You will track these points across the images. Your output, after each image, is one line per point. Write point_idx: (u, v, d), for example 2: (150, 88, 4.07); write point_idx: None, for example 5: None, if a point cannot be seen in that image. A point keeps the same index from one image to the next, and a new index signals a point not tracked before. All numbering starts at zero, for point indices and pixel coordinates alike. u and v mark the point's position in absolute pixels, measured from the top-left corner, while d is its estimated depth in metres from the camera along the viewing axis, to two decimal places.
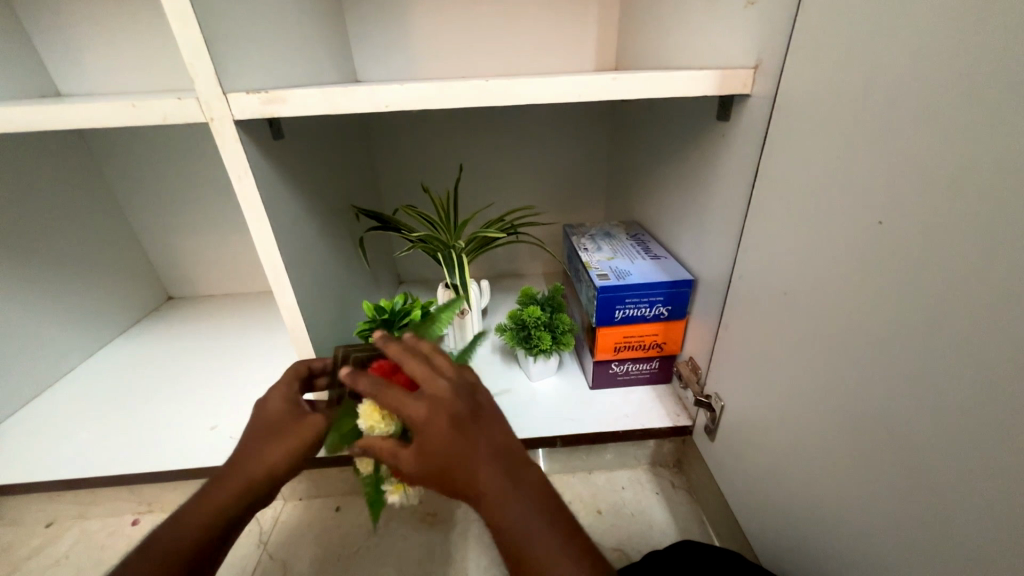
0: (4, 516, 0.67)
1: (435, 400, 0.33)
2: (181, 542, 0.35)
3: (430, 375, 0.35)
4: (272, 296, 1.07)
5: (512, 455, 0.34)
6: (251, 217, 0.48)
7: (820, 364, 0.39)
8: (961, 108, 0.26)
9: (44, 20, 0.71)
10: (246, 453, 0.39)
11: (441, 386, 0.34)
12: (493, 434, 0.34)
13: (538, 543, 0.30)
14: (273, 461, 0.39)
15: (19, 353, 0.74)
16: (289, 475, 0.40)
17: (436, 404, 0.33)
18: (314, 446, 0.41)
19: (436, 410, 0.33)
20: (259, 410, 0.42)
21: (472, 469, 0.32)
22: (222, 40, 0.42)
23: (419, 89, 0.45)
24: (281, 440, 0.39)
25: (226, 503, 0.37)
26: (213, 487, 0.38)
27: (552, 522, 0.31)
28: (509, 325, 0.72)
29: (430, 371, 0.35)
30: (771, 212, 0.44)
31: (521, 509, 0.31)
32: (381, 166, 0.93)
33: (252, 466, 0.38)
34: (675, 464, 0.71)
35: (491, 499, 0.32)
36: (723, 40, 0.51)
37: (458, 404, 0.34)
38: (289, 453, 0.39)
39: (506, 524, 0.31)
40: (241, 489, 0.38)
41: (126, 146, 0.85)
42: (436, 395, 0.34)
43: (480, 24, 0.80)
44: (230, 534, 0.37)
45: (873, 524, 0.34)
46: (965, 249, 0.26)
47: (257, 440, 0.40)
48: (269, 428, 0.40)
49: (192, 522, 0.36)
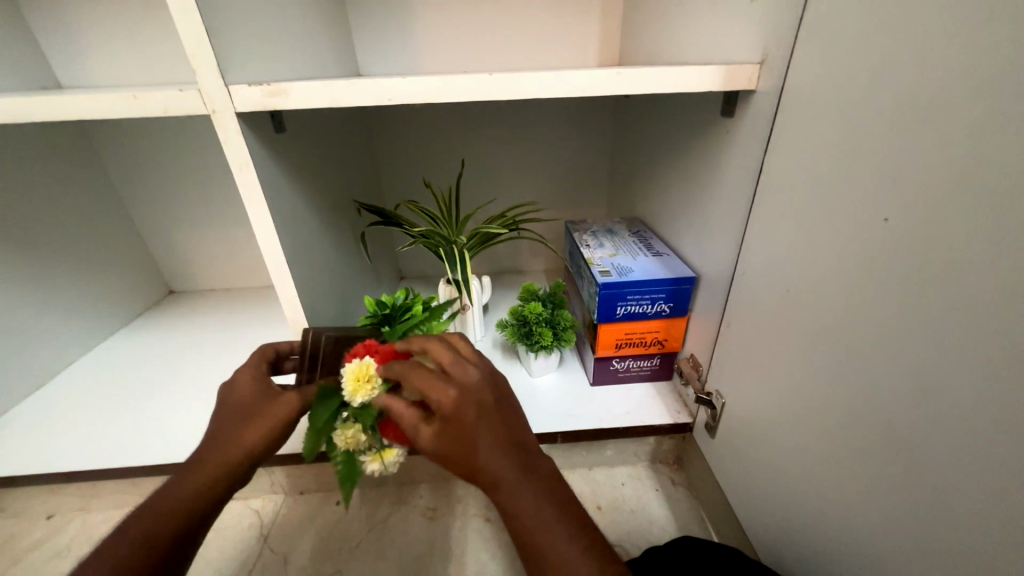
0: (6, 508, 0.67)
1: (464, 385, 0.34)
2: (159, 527, 0.35)
3: (461, 363, 0.36)
4: (273, 291, 1.07)
5: (528, 448, 0.34)
6: (253, 210, 0.47)
7: (822, 362, 0.39)
8: (967, 104, 0.26)
9: (47, 11, 0.70)
10: (221, 436, 0.39)
11: (470, 373, 0.35)
12: (514, 425, 0.35)
13: (553, 530, 0.30)
14: (250, 441, 0.39)
15: (20, 346, 0.75)
16: (266, 455, 0.40)
17: (465, 389, 0.34)
18: (287, 427, 0.40)
19: (466, 394, 0.34)
20: (228, 394, 0.42)
21: (493, 452, 0.32)
22: (225, 32, 0.41)
23: (421, 82, 0.45)
24: (255, 421, 0.39)
25: (205, 486, 0.37)
26: (190, 472, 0.38)
27: (564, 511, 0.31)
28: (510, 321, 0.72)
29: (461, 359, 0.37)
30: (775, 209, 0.44)
31: (535, 497, 0.31)
32: (383, 161, 0.93)
33: (228, 449, 0.38)
34: (675, 461, 0.71)
35: (507, 485, 0.32)
36: (729, 35, 0.50)
37: (486, 393, 0.35)
38: (264, 434, 0.39)
39: (521, 510, 0.31)
40: (219, 472, 0.38)
41: (128, 140, 0.85)
42: (466, 381, 0.35)
43: (484, 18, 0.79)
44: (209, 516, 0.37)
45: (874, 522, 0.34)
46: (970, 247, 0.26)
47: (232, 423, 0.40)
48: (242, 411, 0.40)
49: (170, 508, 0.36)
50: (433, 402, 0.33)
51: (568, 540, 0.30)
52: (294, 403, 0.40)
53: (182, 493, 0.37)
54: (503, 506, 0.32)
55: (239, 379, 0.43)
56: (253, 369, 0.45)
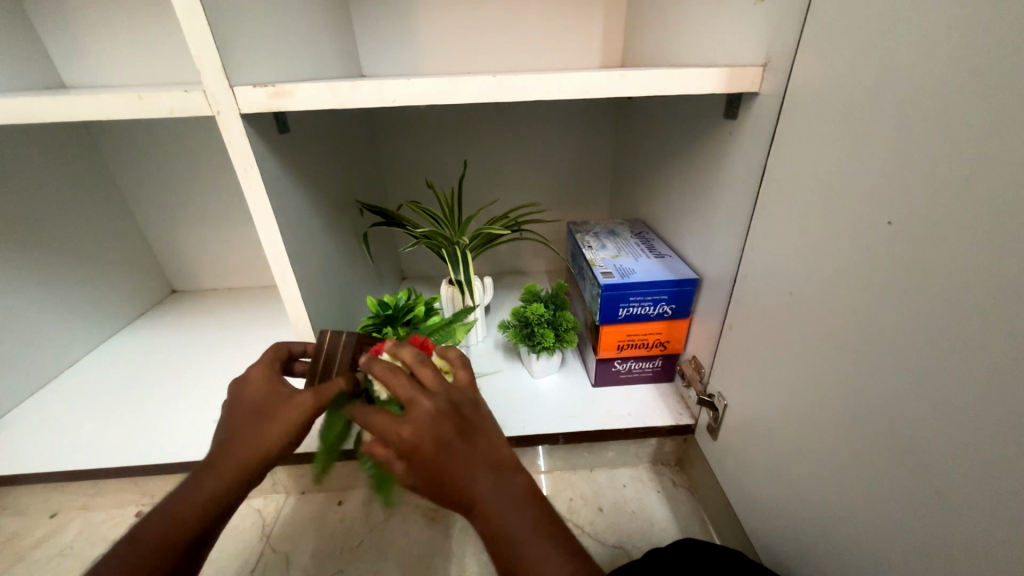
0: (10, 506, 0.67)
1: (419, 422, 0.33)
2: (176, 528, 0.35)
3: (414, 394, 0.34)
4: (275, 291, 1.08)
5: (498, 468, 0.33)
6: (256, 210, 0.48)
7: (823, 364, 0.39)
8: (969, 109, 0.26)
9: (52, 12, 0.71)
10: (237, 437, 0.39)
11: (422, 406, 0.33)
12: (483, 443, 0.34)
13: (526, 548, 0.30)
14: (265, 441, 0.38)
15: (24, 345, 0.75)
16: (280, 456, 0.40)
17: (419, 428, 0.33)
18: (303, 427, 0.40)
19: (421, 432, 0.33)
20: (240, 392, 0.42)
21: (455, 483, 0.32)
22: (229, 33, 0.41)
23: (425, 83, 0.45)
24: (272, 422, 0.39)
25: (218, 487, 0.37)
26: (205, 473, 0.38)
27: (540, 526, 0.31)
28: (512, 322, 0.72)
29: (415, 389, 0.35)
30: (778, 212, 0.44)
31: (507, 514, 0.31)
32: (385, 161, 0.93)
33: (242, 449, 0.38)
34: (676, 462, 0.71)
35: (476, 506, 0.32)
36: (732, 38, 0.50)
37: (444, 422, 0.33)
38: (281, 434, 0.39)
39: (497, 528, 0.31)
40: (233, 474, 0.38)
41: (132, 140, 0.85)
42: (419, 416, 0.33)
43: (487, 19, 0.79)
44: (225, 514, 0.38)
45: (874, 525, 0.34)
46: (973, 251, 0.26)
47: (247, 423, 0.39)
48: (259, 410, 0.40)
49: (187, 507, 0.36)
50: (395, 443, 0.33)
51: (544, 557, 0.30)
52: (312, 404, 0.40)
53: (196, 493, 0.37)
54: (480, 527, 0.32)
55: (255, 379, 0.42)
56: (267, 367, 0.44)
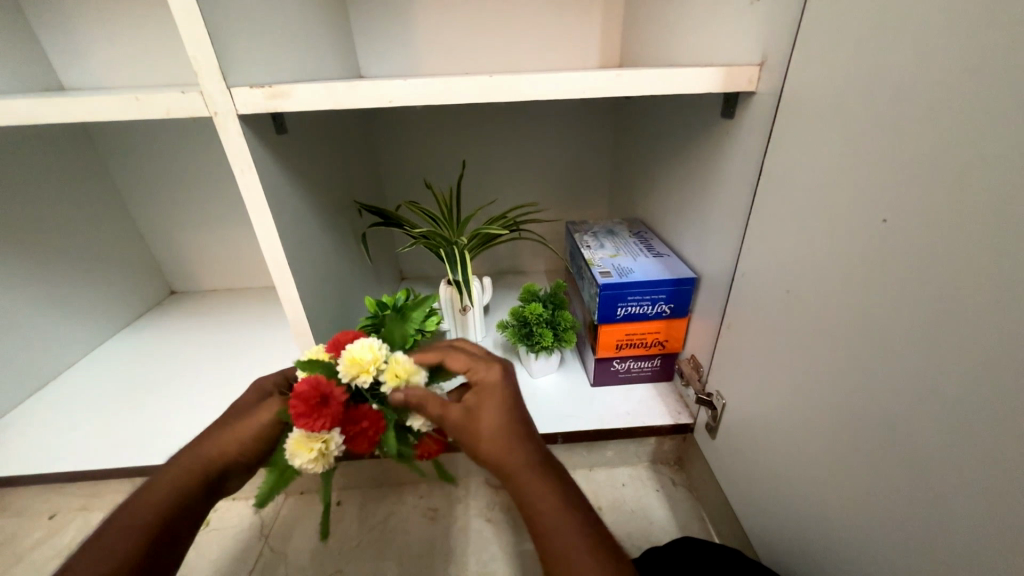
0: (10, 507, 0.67)
1: (488, 382, 0.39)
2: (140, 519, 0.36)
3: (479, 366, 0.40)
4: (273, 292, 1.07)
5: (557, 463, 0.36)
6: (254, 209, 0.48)
7: (821, 364, 0.39)
8: (965, 108, 0.26)
9: (50, 14, 0.71)
10: (210, 436, 0.41)
11: (490, 373, 0.39)
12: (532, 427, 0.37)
13: (559, 522, 0.31)
14: (230, 443, 0.40)
15: (22, 348, 0.75)
16: (249, 461, 0.41)
17: (489, 383, 0.39)
18: (272, 433, 0.41)
19: (489, 388, 0.38)
20: (240, 400, 0.45)
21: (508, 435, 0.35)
22: (225, 33, 0.41)
23: (420, 83, 0.45)
24: (239, 425, 0.41)
25: (183, 482, 0.38)
26: (173, 468, 0.39)
27: (573, 510, 0.32)
28: (510, 322, 0.72)
29: (478, 361, 0.41)
30: (774, 211, 0.44)
31: (542, 493, 0.33)
32: (383, 162, 0.93)
33: (212, 449, 0.40)
34: (676, 461, 0.71)
35: (534, 474, 0.33)
36: (729, 36, 0.50)
37: (504, 390, 0.38)
38: (245, 437, 0.41)
39: (533, 498, 0.33)
40: (195, 472, 0.39)
41: (130, 141, 0.85)
42: (487, 378, 0.39)
43: (484, 19, 0.79)
44: (187, 518, 0.38)
45: (871, 523, 0.35)
46: (974, 253, 0.26)
47: (222, 426, 0.42)
48: (235, 417, 0.43)
49: (151, 502, 0.37)
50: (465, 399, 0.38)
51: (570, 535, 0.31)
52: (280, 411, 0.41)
53: (162, 486, 0.38)
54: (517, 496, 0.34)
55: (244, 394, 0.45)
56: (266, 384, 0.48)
